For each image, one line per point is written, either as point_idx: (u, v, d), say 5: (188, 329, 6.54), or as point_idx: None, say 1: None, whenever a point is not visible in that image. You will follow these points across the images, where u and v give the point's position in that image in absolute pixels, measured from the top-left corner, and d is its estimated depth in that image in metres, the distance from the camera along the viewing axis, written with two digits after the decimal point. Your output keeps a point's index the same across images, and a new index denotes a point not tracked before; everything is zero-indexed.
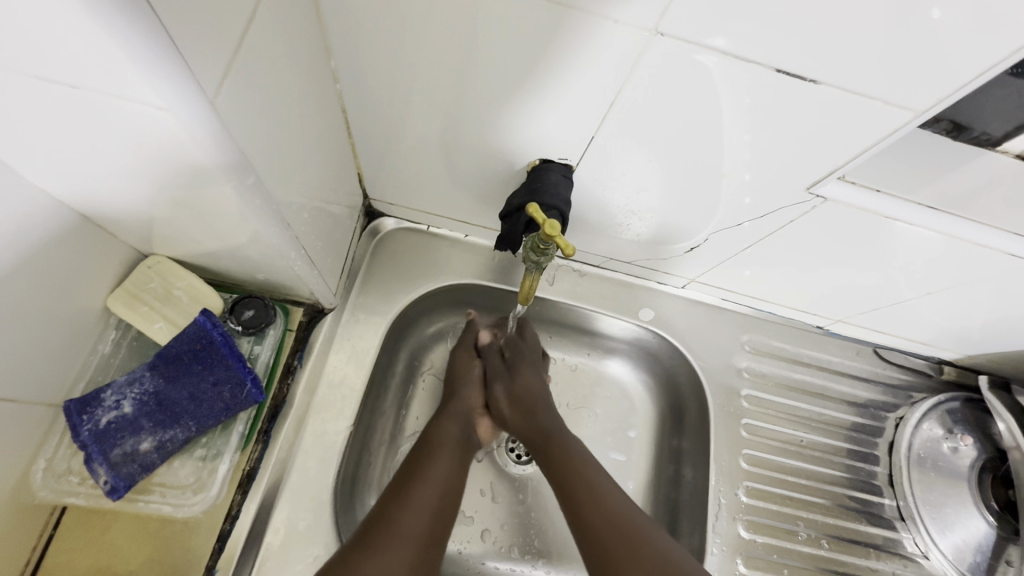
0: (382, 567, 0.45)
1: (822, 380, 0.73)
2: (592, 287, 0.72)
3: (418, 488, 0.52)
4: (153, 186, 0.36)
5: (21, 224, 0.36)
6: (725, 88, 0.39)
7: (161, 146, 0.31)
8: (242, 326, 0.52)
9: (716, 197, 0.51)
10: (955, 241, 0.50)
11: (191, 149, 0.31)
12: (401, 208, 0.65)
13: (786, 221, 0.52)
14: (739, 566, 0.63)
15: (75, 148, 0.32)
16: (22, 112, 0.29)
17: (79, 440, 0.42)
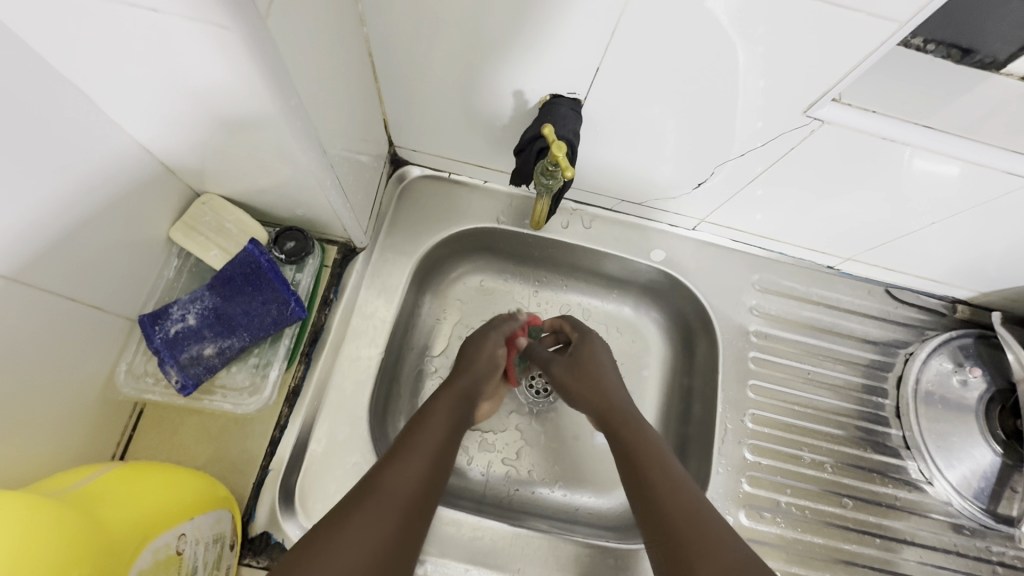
0: (371, 530, 0.43)
1: (832, 318, 0.75)
2: (606, 230, 0.75)
3: (411, 457, 0.50)
4: (206, 117, 0.41)
5: (104, 153, 0.43)
6: (725, 18, 0.42)
7: (215, 72, 0.36)
8: (285, 257, 0.57)
9: (725, 130, 0.54)
10: (969, 165, 0.50)
11: (242, 76, 0.36)
12: (424, 155, 0.69)
13: (782, 154, 0.56)
14: (744, 485, 0.66)
15: (142, 77, 0.38)
16: (102, 44, 0.34)
17: (154, 345, 0.48)
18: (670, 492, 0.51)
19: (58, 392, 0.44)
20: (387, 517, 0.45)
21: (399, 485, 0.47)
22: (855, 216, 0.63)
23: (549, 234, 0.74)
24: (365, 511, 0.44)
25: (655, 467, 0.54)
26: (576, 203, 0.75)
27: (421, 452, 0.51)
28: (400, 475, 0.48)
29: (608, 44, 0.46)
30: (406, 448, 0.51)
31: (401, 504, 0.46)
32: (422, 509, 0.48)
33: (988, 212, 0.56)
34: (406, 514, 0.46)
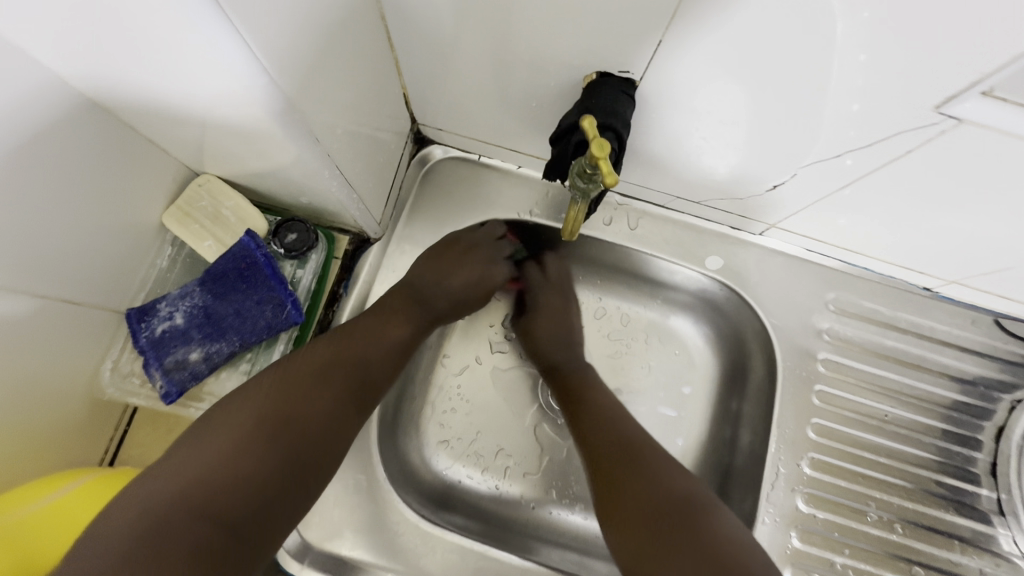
0: (243, 443, 0.40)
1: (921, 351, 0.63)
2: (655, 229, 0.65)
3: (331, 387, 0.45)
4: (178, 91, 0.35)
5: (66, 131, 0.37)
6: None
7: (167, 35, 0.29)
8: (285, 250, 0.52)
9: (817, 124, 0.43)
10: None
11: (202, 42, 0.29)
12: (451, 134, 0.61)
13: (887, 160, 0.44)
14: (792, 539, 0.57)
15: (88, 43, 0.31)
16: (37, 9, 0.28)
17: (139, 345, 0.44)
18: (635, 460, 0.51)
19: (34, 397, 0.41)
20: (323, 388, 0.44)
21: (301, 409, 0.43)
22: (974, 237, 0.51)
23: (588, 231, 0.65)
24: (308, 376, 0.44)
25: (597, 419, 0.56)
26: (623, 197, 0.64)
27: (380, 340, 0.50)
28: (349, 354, 0.47)
29: (677, 7, 0.35)
30: (362, 331, 0.50)
31: (344, 383, 0.46)
32: (360, 398, 0.47)
33: None
34: (350, 394, 0.46)
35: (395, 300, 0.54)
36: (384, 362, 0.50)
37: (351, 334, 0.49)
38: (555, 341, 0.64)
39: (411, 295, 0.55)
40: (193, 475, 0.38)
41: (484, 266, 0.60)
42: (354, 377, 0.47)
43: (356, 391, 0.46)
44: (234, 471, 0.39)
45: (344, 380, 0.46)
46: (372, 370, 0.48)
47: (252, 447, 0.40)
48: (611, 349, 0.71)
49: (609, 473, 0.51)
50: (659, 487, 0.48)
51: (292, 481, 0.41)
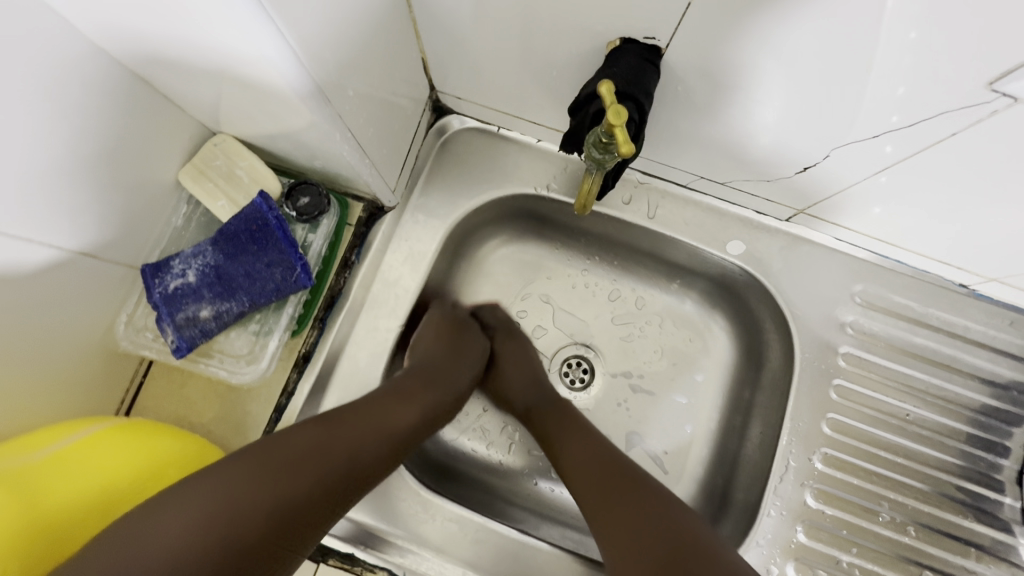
0: (198, 538, 0.34)
1: (952, 350, 0.60)
2: (675, 210, 0.63)
3: (320, 471, 0.39)
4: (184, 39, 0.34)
5: (78, 78, 0.37)
6: None
7: None
8: (298, 214, 0.51)
9: (857, 100, 0.40)
10: None
11: None
12: (469, 104, 0.60)
13: (928, 143, 0.41)
14: (798, 533, 0.56)
15: None
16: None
17: (153, 300, 0.45)
18: (627, 482, 0.48)
19: (54, 343, 0.42)
20: (305, 475, 0.39)
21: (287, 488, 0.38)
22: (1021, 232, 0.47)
23: (605, 209, 0.63)
24: (293, 463, 0.39)
25: (582, 448, 0.53)
26: (645, 175, 0.62)
27: (381, 425, 0.45)
28: (347, 439, 0.42)
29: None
30: (368, 414, 0.45)
31: (334, 472, 0.40)
32: (344, 491, 0.41)
33: None
34: (336, 487, 0.40)
35: (405, 386, 0.50)
36: (383, 450, 0.45)
37: (356, 413, 0.44)
38: (525, 388, 0.62)
39: (427, 379, 0.52)
40: (144, 551, 0.33)
41: (482, 358, 0.62)
42: (347, 470, 0.41)
43: (343, 482, 0.41)
44: (185, 551, 0.34)
45: (335, 469, 0.40)
46: (365, 461, 0.43)
47: (213, 527, 0.35)
48: (624, 331, 0.70)
49: (603, 499, 0.48)
50: (651, 517, 0.45)
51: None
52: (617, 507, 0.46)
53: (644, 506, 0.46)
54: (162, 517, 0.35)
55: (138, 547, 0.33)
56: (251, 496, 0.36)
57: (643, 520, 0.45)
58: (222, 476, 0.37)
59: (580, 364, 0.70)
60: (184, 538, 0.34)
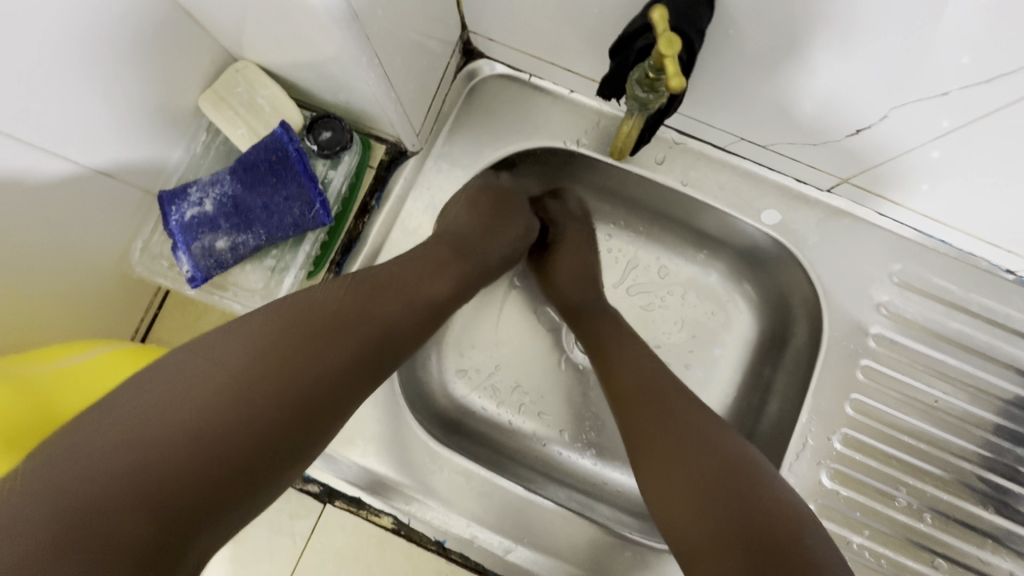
0: (206, 415, 0.30)
1: (989, 339, 0.57)
2: (710, 173, 0.60)
3: (343, 351, 0.36)
4: None
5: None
6: None
7: None
8: (319, 148, 0.49)
9: (925, 58, 0.36)
10: None
11: None
12: (502, 47, 0.57)
13: (997, 107, 0.38)
14: (809, 511, 0.55)
15: None
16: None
17: (169, 228, 0.44)
18: (665, 398, 0.45)
19: (69, 262, 0.41)
20: (329, 349, 0.35)
21: (305, 363, 0.34)
22: None
23: (635, 168, 0.61)
24: (312, 333, 0.35)
25: (631, 359, 0.50)
26: (680, 134, 0.59)
27: (413, 290, 0.42)
28: (380, 307, 0.39)
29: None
30: (402, 278, 0.42)
31: (365, 329, 0.37)
32: (374, 375, 0.38)
33: None
34: (371, 348, 0.37)
35: (433, 252, 0.47)
36: (417, 316, 0.41)
37: (390, 285, 0.41)
38: (578, 282, 0.60)
39: (458, 250, 0.48)
40: (147, 421, 0.29)
41: (523, 240, 0.57)
42: (379, 339, 0.38)
43: (372, 358, 0.37)
44: (188, 434, 0.29)
45: (367, 330, 0.37)
46: (399, 333, 0.39)
47: (218, 403, 0.30)
48: (643, 299, 0.68)
49: (636, 420, 0.45)
50: (689, 437, 0.41)
51: (267, 462, 0.32)
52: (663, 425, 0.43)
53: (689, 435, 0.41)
54: (161, 387, 0.30)
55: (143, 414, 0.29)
56: (274, 373, 0.32)
57: (699, 455, 0.40)
58: (239, 341, 0.33)
59: None
60: (190, 416, 0.30)
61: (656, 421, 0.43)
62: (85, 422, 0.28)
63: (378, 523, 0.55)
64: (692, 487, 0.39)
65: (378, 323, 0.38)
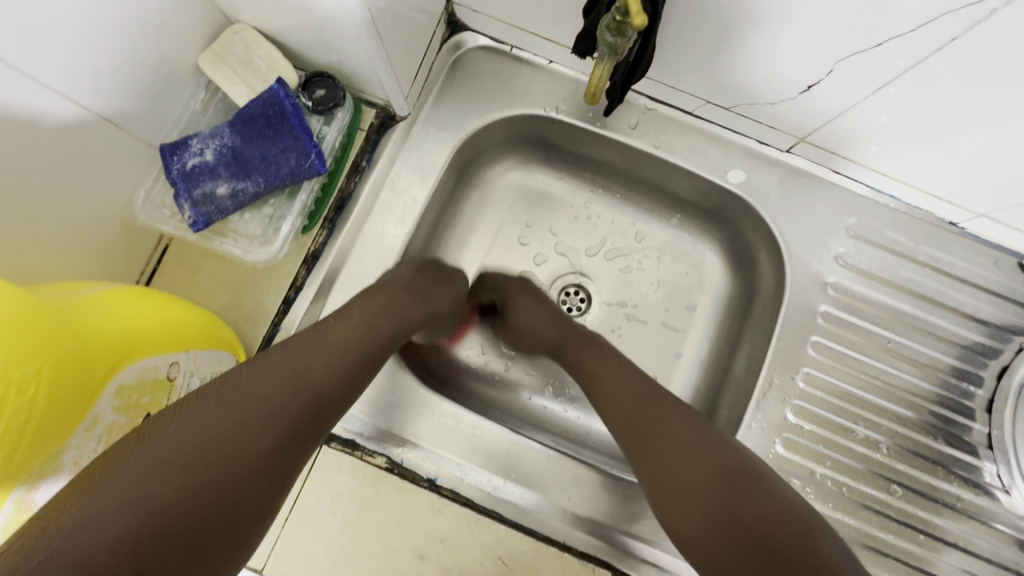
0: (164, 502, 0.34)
1: (936, 285, 0.62)
2: (680, 137, 0.64)
3: (275, 420, 0.40)
4: None
5: None
6: None
7: None
8: (313, 105, 0.52)
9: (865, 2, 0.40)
10: None
11: None
12: (484, 18, 0.60)
13: (931, 50, 0.42)
14: (776, 445, 0.59)
15: None
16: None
17: (171, 176, 0.47)
18: (674, 418, 0.49)
19: (77, 203, 0.44)
20: (266, 424, 0.40)
21: (248, 441, 0.39)
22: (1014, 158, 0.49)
23: (612, 133, 0.64)
24: (242, 408, 0.39)
25: (627, 388, 0.53)
26: (652, 100, 0.63)
27: (329, 346, 0.47)
28: (305, 372, 0.44)
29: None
30: (315, 338, 0.46)
31: (279, 406, 0.41)
32: (300, 443, 0.42)
33: None
34: (287, 423, 0.41)
35: (354, 314, 0.50)
36: (346, 370, 0.47)
37: (307, 353, 0.45)
38: (533, 322, 0.61)
39: (410, 293, 0.54)
40: (111, 524, 0.33)
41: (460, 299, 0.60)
42: (273, 404, 0.41)
43: (311, 425, 0.43)
44: (153, 522, 0.34)
45: (266, 409, 0.40)
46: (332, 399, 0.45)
47: (173, 490, 0.35)
48: (621, 262, 0.73)
49: (644, 434, 0.48)
50: (701, 459, 0.45)
51: (221, 535, 0.36)
52: (668, 436, 0.47)
53: (702, 443, 0.46)
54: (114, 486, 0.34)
55: (98, 516, 0.33)
56: (184, 465, 0.36)
57: (719, 467, 0.44)
58: (182, 432, 0.37)
59: (579, 292, 0.72)
60: (151, 507, 0.34)
61: (661, 440, 0.47)
62: (64, 522, 0.32)
63: (374, 463, 0.55)
64: (711, 512, 0.42)
65: (308, 391, 0.43)
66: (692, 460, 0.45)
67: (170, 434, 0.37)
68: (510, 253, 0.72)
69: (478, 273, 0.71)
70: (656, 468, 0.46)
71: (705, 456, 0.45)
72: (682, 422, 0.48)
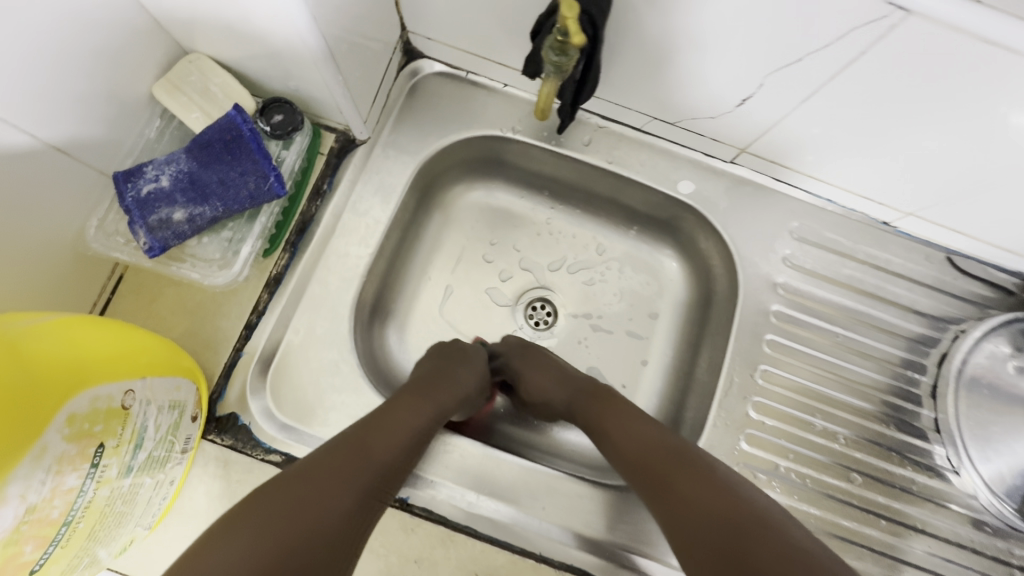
0: None
1: (876, 281, 0.67)
2: (631, 152, 0.67)
3: (342, 497, 0.40)
4: None
5: None
6: None
7: None
8: (271, 129, 0.52)
9: (781, 20, 0.44)
10: None
11: None
12: (439, 45, 0.63)
13: (845, 62, 0.46)
14: (741, 442, 0.61)
15: None
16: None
17: (125, 203, 0.46)
18: (660, 449, 0.48)
19: (25, 232, 0.43)
20: (335, 506, 0.39)
21: (318, 523, 0.37)
22: (929, 159, 0.54)
23: (567, 151, 0.67)
24: (313, 491, 0.39)
25: (625, 428, 0.51)
26: (603, 118, 0.67)
27: (392, 428, 0.47)
28: (372, 449, 0.44)
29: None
30: (377, 421, 0.47)
31: (354, 475, 0.42)
32: (376, 504, 0.43)
33: None
34: (363, 488, 0.41)
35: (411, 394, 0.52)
36: (403, 448, 0.47)
37: (368, 435, 0.45)
38: (547, 389, 0.61)
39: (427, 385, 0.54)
40: None
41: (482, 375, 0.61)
42: (379, 474, 0.44)
43: (375, 497, 0.42)
44: None
45: (365, 475, 0.42)
46: (392, 472, 0.45)
47: None
48: (585, 275, 0.75)
49: (643, 466, 0.48)
50: (696, 477, 0.44)
51: None
52: (643, 460, 0.48)
53: (706, 475, 0.44)
54: None
55: None
56: (303, 523, 0.37)
57: (715, 500, 0.41)
58: (246, 527, 0.36)
59: (545, 306, 0.74)
60: None
61: (671, 467, 0.45)
62: None
63: None
64: (710, 544, 0.39)
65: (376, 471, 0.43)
66: (682, 493, 0.43)
67: (236, 531, 0.35)
68: (476, 271, 0.73)
69: (444, 292, 0.72)
70: (651, 495, 0.46)
71: (674, 482, 0.44)
72: (680, 451, 0.47)
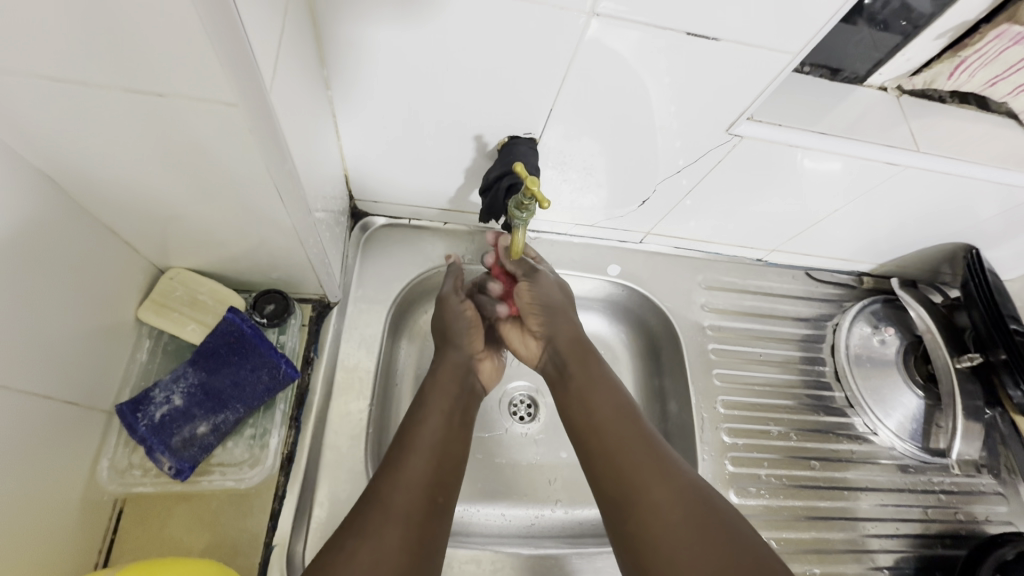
0: (380, 547, 0.46)
1: (769, 304, 0.85)
2: (564, 252, 0.81)
3: (411, 460, 0.54)
4: (170, 183, 0.41)
5: (49, 238, 0.40)
6: (634, 54, 0.48)
7: (197, 141, 0.36)
8: (267, 320, 0.59)
9: (645, 147, 0.60)
10: (863, 160, 0.60)
11: (245, 155, 0.37)
12: (384, 205, 0.71)
13: (712, 164, 0.63)
14: (727, 466, 0.73)
15: (112, 152, 0.37)
16: (85, 117, 0.34)
17: (140, 434, 0.49)
18: (613, 418, 0.59)
19: (48, 489, 0.42)
20: (416, 483, 0.52)
21: (400, 491, 0.51)
22: (773, 215, 0.74)
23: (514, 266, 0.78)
24: (394, 497, 0.50)
25: (612, 416, 0.59)
26: (533, 233, 0.80)
27: (440, 416, 0.60)
28: (428, 456, 0.55)
29: (566, 71, 0.50)
30: (435, 403, 0.61)
31: (428, 478, 0.53)
32: (432, 519, 0.51)
33: (875, 194, 0.67)
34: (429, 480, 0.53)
35: (437, 387, 0.63)
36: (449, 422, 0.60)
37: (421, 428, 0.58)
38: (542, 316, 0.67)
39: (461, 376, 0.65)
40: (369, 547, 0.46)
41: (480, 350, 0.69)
42: (435, 470, 0.55)
43: (438, 482, 0.54)
44: (385, 550, 0.46)
45: (407, 507, 0.50)
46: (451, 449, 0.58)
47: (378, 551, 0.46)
48: None
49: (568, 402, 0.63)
50: (611, 426, 0.58)
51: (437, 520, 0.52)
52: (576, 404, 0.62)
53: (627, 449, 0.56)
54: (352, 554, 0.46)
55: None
56: (376, 562, 0.45)
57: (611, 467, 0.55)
58: (371, 540, 0.47)
59: (525, 400, 0.81)
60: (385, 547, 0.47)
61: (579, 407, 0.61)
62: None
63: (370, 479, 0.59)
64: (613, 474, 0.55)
65: (436, 437, 0.57)
66: (603, 426, 0.58)
67: (360, 537, 0.47)
68: None
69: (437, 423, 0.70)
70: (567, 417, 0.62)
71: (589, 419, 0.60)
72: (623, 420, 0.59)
